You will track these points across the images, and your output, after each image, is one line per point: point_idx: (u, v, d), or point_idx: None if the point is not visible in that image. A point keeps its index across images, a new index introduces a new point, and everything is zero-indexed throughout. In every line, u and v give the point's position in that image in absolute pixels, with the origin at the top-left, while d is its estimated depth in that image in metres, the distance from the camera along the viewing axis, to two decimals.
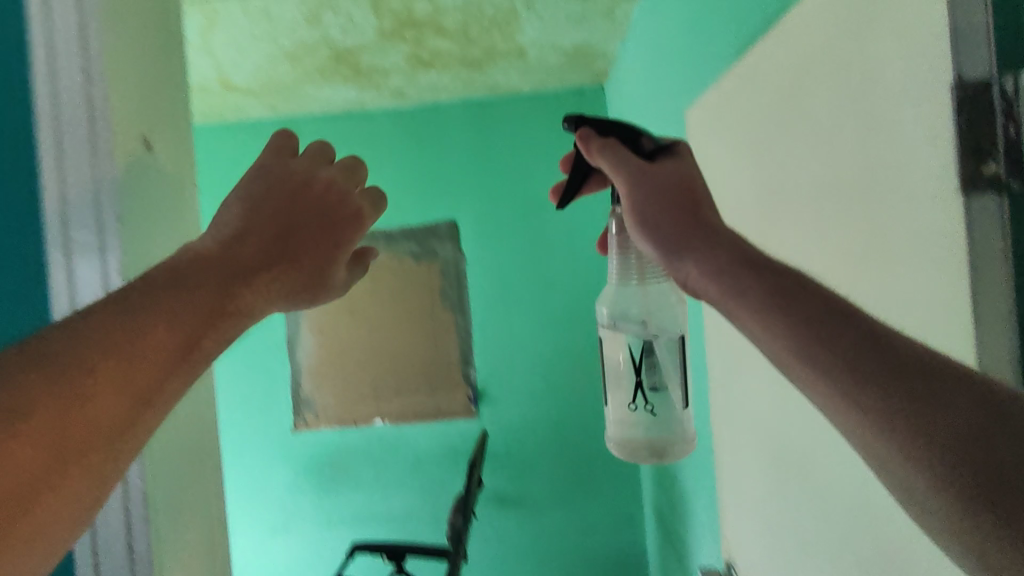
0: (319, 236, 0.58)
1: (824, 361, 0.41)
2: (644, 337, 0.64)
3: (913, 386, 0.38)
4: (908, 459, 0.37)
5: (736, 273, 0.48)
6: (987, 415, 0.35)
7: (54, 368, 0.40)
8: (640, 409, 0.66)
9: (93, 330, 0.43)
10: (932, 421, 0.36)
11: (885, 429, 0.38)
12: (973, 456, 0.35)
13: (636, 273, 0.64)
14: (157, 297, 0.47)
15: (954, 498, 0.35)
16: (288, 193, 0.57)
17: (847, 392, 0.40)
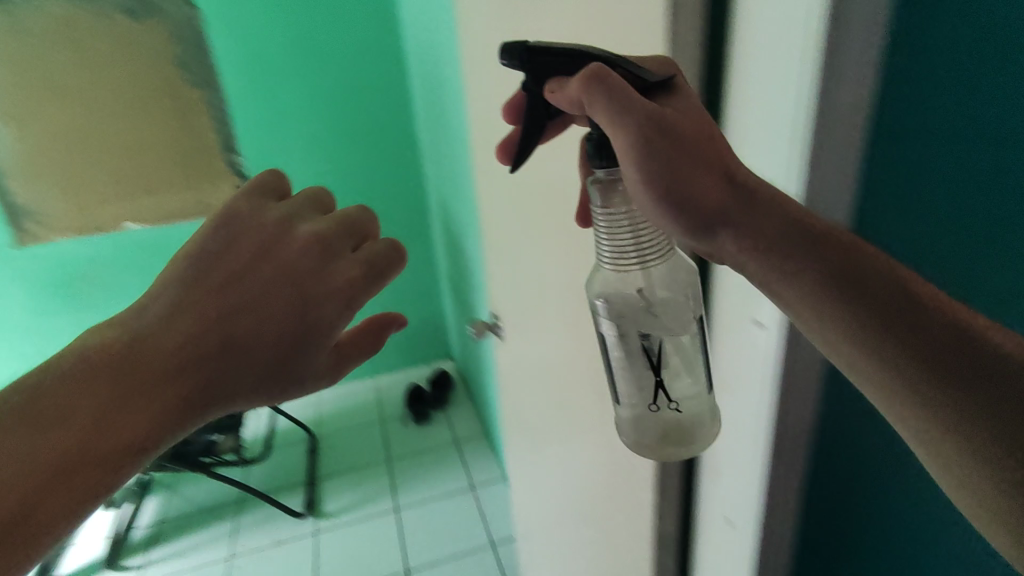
0: (296, 303, 0.37)
1: (797, 274, 0.37)
2: (651, 329, 0.41)
3: (882, 311, 0.34)
4: (869, 372, 0.35)
5: (692, 173, 0.38)
6: (946, 345, 0.33)
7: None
8: (664, 409, 0.44)
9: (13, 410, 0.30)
10: (895, 344, 0.34)
11: (854, 346, 0.35)
12: (932, 379, 0.33)
13: (634, 253, 0.39)
14: (81, 381, 0.32)
15: (912, 417, 0.33)
16: (253, 241, 0.38)
17: (816, 306, 0.36)
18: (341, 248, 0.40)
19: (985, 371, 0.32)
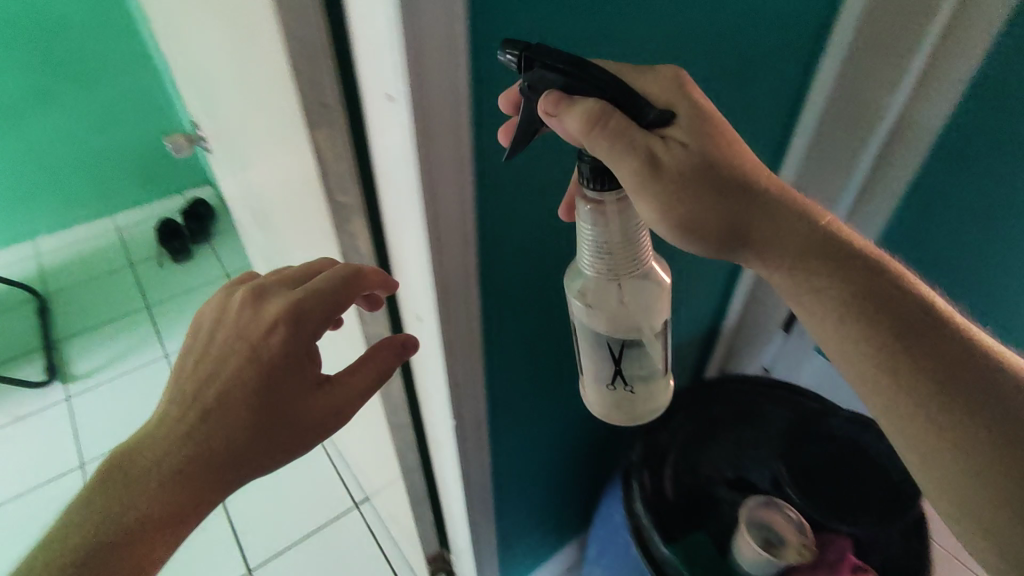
0: (290, 379, 0.40)
1: (834, 289, 0.34)
2: (615, 332, 0.38)
3: (921, 333, 0.33)
4: (915, 404, 0.32)
5: (729, 200, 0.34)
6: (985, 370, 0.32)
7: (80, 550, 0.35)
8: (619, 389, 0.42)
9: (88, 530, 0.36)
10: (941, 368, 0.32)
11: (900, 372, 0.32)
12: (977, 406, 0.31)
13: (623, 273, 0.36)
14: (113, 505, 0.37)
15: (968, 453, 0.31)
16: (237, 345, 0.40)
17: (857, 324, 0.33)
18: (321, 306, 0.39)
19: (1019, 402, 0.31)
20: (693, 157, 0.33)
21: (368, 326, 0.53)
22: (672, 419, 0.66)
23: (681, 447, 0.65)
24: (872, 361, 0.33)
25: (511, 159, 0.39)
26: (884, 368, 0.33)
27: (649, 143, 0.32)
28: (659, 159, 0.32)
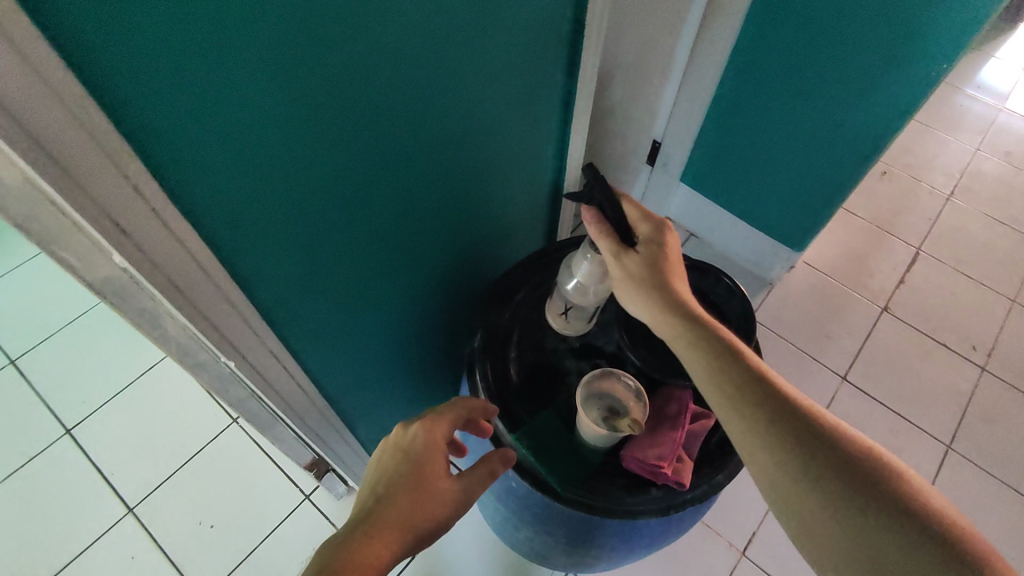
0: (406, 493, 0.44)
1: (715, 372, 0.45)
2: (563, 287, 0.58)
3: (780, 407, 0.43)
4: (780, 463, 0.42)
5: (670, 295, 0.48)
6: (827, 434, 0.42)
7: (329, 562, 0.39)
8: (560, 318, 0.61)
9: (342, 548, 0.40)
10: (795, 436, 0.42)
11: (765, 438, 0.42)
12: (821, 460, 0.41)
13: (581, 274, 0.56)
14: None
15: (813, 497, 0.41)
16: (376, 466, 0.48)
17: (736, 396, 0.44)
18: (448, 430, 0.49)
19: (852, 462, 0.41)
20: (651, 262, 0.50)
21: (89, 275, 0.39)
22: (514, 297, 0.63)
23: (523, 325, 0.62)
24: (746, 425, 0.43)
25: (122, 22, 0.26)
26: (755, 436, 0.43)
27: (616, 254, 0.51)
28: (625, 260, 0.50)
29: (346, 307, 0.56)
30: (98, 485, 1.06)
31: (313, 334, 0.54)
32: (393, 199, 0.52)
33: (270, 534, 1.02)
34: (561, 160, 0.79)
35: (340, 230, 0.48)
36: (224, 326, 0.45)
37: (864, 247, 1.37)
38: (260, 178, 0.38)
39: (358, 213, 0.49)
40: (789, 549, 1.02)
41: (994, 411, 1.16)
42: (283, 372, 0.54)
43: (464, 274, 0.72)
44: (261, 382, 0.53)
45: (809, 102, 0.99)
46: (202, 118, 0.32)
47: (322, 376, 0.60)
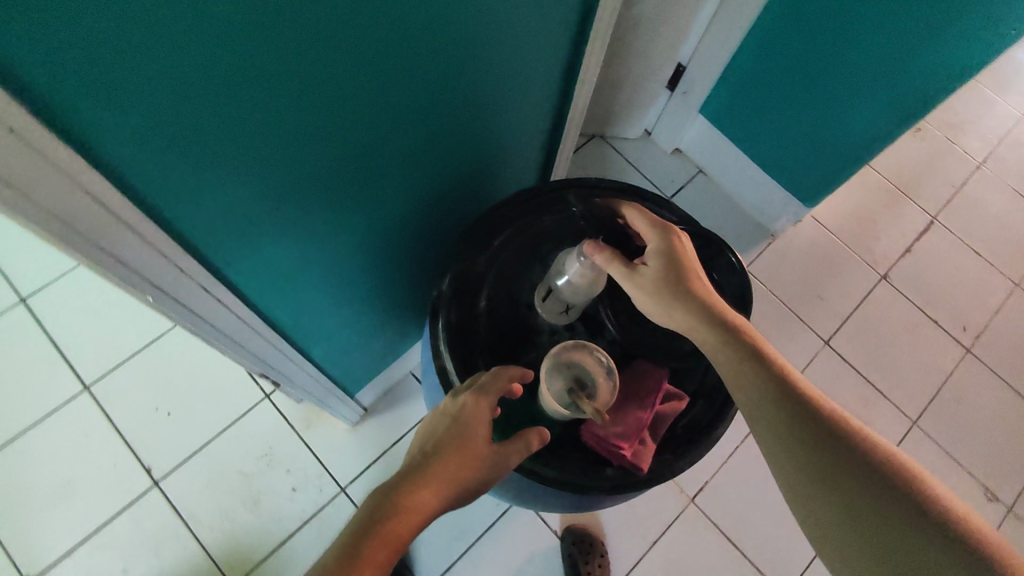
0: (451, 454, 0.43)
1: (736, 369, 0.44)
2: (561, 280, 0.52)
3: (803, 412, 0.41)
4: (803, 468, 0.40)
5: (685, 296, 0.46)
6: (857, 456, 0.39)
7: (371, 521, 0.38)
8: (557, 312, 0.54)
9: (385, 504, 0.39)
10: (819, 440, 0.40)
11: (790, 440, 0.41)
12: (848, 468, 0.39)
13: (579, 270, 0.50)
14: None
15: (836, 502, 0.39)
16: (419, 432, 0.46)
17: (757, 396, 0.42)
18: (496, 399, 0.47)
19: (880, 470, 0.39)
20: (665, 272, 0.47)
21: None
22: (495, 240, 0.56)
23: (499, 273, 0.56)
24: (767, 426, 0.42)
25: None
26: (777, 437, 0.41)
27: (626, 269, 0.48)
28: (639, 274, 0.48)
29: (290, 237, 0.49)
30: (54, 361, 1.02)
31: (248, 256, 0.47)
32: (352, 124, 0.44)
33: (228, 429, 1.01)
34: (566, 81, 0.69)
35: (281, 157, 0.41)
36: (136, 262, 0.38)
37: (879, 209, 1.29)
38: (179, 98, 0.31)
39: (307, 141, 0.42)
40: (737, 502, 1.04)
41: (967, 394, 1.16)
42: (225, 310, 0.49)
43: (435, 196, 0.65)
44: (197, 321, 0.48)
45: (855, 55, 0.89)
46: (96, 17, 0.25)
47: (265, 299, 0.55)
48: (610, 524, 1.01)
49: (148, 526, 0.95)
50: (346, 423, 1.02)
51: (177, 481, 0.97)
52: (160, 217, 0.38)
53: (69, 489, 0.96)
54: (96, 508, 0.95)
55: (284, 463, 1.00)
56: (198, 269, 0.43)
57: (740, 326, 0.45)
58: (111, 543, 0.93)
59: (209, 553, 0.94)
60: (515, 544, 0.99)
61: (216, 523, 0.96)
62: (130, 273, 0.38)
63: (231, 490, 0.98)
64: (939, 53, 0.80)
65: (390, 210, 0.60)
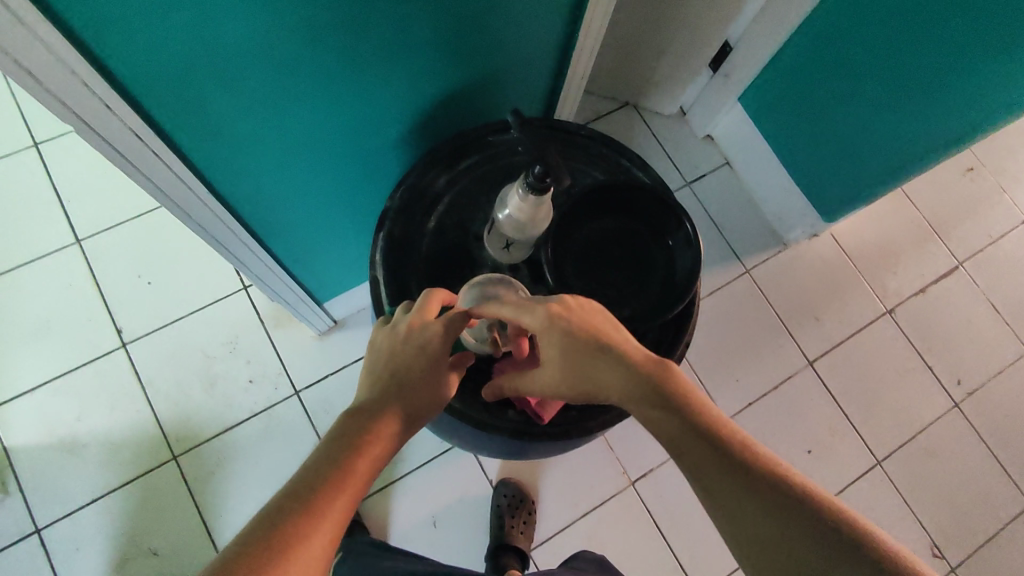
0: (414, 382, 0.46)
1: (688, 459, 0.38)
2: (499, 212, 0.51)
3: (771, 500, 0.35)
4: (789, 569, 0.34)
5: (597, 388, 0.43)
6: (795, 501, 0.35)
7: (343, 452, 0.41)
8: (494, 240, 0.53)
9: (350, 434, 0.42)
10: (794, 529, 0.34)
11: (765, 540, 0.35)
12: (842, 570, 0.33)
13: (513, 211, 0.48)
14: (265, 547, 0.34)
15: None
16: (377, 358, 0.48)
17: (716, 494, 0.37)
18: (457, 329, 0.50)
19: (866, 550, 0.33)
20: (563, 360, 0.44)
21: None
22: (461, 163, 0.56)
23: (455, 196, 0.57)
24: (736, 527, 0.36)
25: None
26: (751, 541, 0.35)
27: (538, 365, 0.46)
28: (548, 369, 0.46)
29: (251, 123, 0.52)
30: (53, 208, 1.05)
31: (186, 113, 0.47)
32: (324, 30, 0.47)
33: (201, 310, 1.03)
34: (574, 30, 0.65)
35: (246, 45, 0.44)
36: (60, 90, 0.39)
37: (904, 241, 1.22)
38: None
39: (275, 40, 0.45)
40: (677, 496, 1.03)
41: (941, 446, 1.12)
42: (169, 174, 0.52)
43: (418, 113, 0.65)
44: (144, 180, 0.51)
45: (901, 74, 0.85)
46: None
47: (209, 167, 0.55)
48: (544, 485, 1.01)
49: (108, 381, 0.99)
50: (313, 330, 1.03)
51: (143, 348, 1.01)
52: (88, 47, 0.38)
53: (43, 331, 1.00)
54: (64, 354, 0.99)
55: (246, 354, 1.02)
56: (136, 121, 0.45)
57: (688, 396, 0.40)
58: (71, 389, 0.98)
59: (157, 420, 0.98)
60: (449, 482, 1.00)
61: (171, 395, 0.99)
62: (56, 101, 0.40)
63: (191, 367, 1.01)
64: (998, 76, 0.76)
65: (365, 120, 0.61)
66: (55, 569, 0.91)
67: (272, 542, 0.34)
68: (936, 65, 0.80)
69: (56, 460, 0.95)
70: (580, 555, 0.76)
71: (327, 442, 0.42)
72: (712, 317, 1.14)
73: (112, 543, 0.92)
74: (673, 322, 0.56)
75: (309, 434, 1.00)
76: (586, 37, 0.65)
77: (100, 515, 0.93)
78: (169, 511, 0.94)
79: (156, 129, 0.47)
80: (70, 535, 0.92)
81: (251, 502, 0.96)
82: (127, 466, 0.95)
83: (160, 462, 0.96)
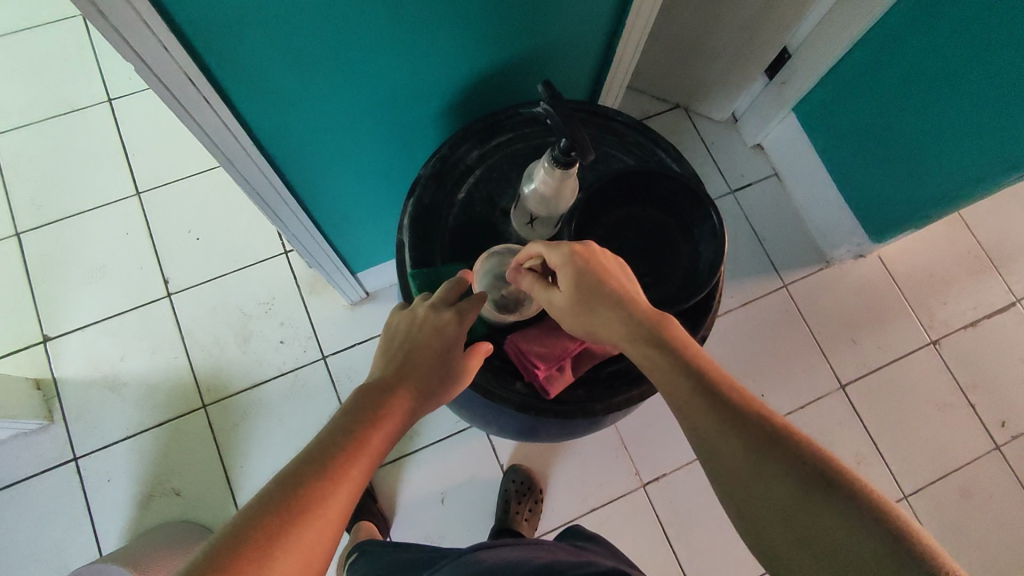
0: (432, 364, 0.47)
1: (678, 397, 0.39)
2: (525, 188, 0.54)
3: (752, 436, 0.36)
4: (764, 505, 0.35)
5: (593, 316, 0.44)
6: (777, 440, 0.35)
7: (359, 425, 0.42)
8: (522, 216, 0.57)
9: (368, 406, 0.43)
10: (772, 465, 0.35)
11: (743, 475, 0.35)
12: (822, 508, 0.33)
13: (540, 185, 0.52)
14: (285, 505, 0.36)
15: (803, 537, 0.33)
16: (392, 337, 0.49)
17: (701, 429, 0.37)
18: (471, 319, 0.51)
19: (845, 490, 0.33)
20: (572, 294, 0.45)
21: None
22: (493, 140, 0.60)
23: (486, 169, 0.60)
24: (717, 461, 0.36)
25: None
26: (730, 475, 0.36)
27: (547, 294, 0.47)
28: (554, 296, 0.47)
29: (304, 86, 0.55)
30: (119, 162, 1.12)
31: (244, 73, 0.50)
32: (380, 1, 0.48)
33: (242, 270, 1.08)
34: (619, 20, 0.65)
35: (306, 9, 0.46)
36: (137, 44, 0.42)
37: (958, 270, 1.17)
38: None
39: (331, 8, 0.47)
40: (687, 503, 1.02)
41: (977, 487, 1.06)
42: (225, 130, 0.55)
43: (461, 93, 0.67)
44: (200, 131, 0.53)
45: (962, 98, 0.82)
46: None
47: (261, 127, 0.58)
48: (554, 476, 1.02)
49: (152, 328, 1.04)
50: (345, 300, 1.06)
51: (187, 299, 1.06)
52: (162, 5, 0.41)
53: (99, 274, 1.06)
54: (115, 298, 1.05)
55: (280, 316, 1.06)
56: (199, 76, 0.47)
57: (685, 347, 0.41)
58: (117, 331, 1.03)
59: (192, 370, 1.03)
60: (460, 462, 1.01)
61: (207, 347, 1.04)
62: (134, 54, 0.43)
63: (228, 323, 1.05)
64: None
65: (411, 92, 0.63)
66: (86, 498, 0.96)
67: (289, 511, 0.35)
68: (1002, 90, 0.77)
69: (98, 396, 1.01)
70: (576, 531, 0.76)
71: (346, 414, 0.42)
72: (744, 328, 1.12)
73: (139, 480, 0.98)
74: (692, 311, 0.57)
75: (332, 399, 1.03)
76: (632, 29, 0.65)
77: (131, 453, 0.98)
78: (195, 457, 0.99)
79: (214, 83, 0.50)
80: (103, 467, 0.98)
81: (271, 457, 1.00)
82: (161, 410, 1.01)
83: (191, 410, 1.01)
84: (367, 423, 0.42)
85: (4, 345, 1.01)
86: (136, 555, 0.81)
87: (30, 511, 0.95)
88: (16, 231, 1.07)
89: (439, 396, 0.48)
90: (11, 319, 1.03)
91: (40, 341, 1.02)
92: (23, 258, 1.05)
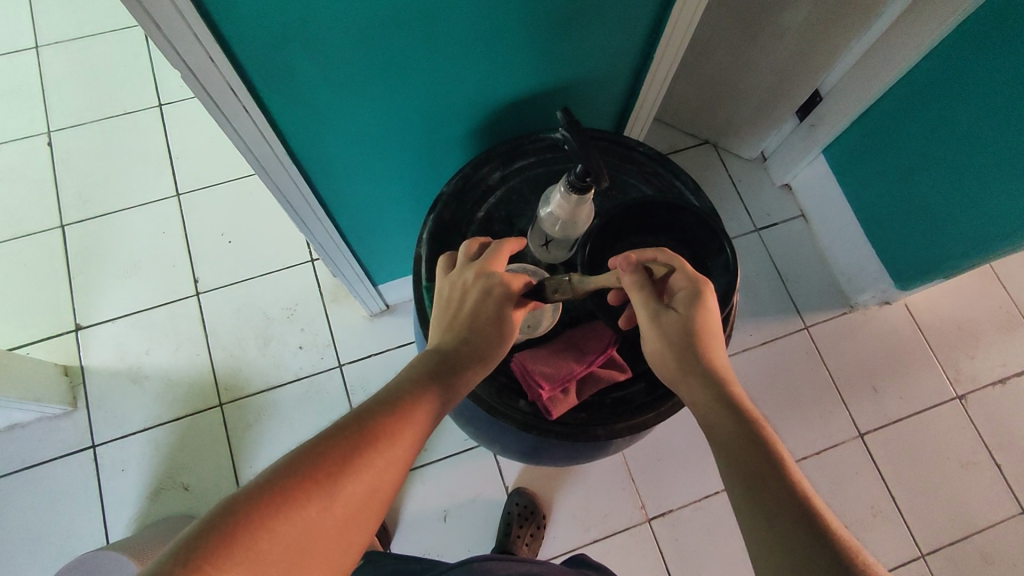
0: (485, 333, 0.48)
1: (735, 447, 0.41)
2: (543, 212, 0.55)
3: (797, 518, 0.37)
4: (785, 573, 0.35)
5: (698, 357, 0.46)
6: (819, 524, 0.36)
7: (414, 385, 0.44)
8: (538, 240, 0.58)
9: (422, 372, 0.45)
10: (808, 544, 0.35)
11: (775, 535, 0.37)
12: None
13: (557, 209, 0.53)
14: (347, 446, 0.38)
15: None
16: (449, 305, 0.50)
17: (748, 483, 0.39)
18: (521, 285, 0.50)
19: None
20: (688, 323, 0.47)
21: None
22: (516, 162, 0.62)
23: (507, 190, 0.62)
24: (753, 513, 0.38)
25: None
26: (756, 526, 0.38)
27: (654, 308, 0.47)
28: (662, 315, 0.47)
29: (338, 103, 0.57)
30: (163, 165, 1.17)
31: (283, 88, 0.53)
32: (416, 28, 0.51)
33: (268, 275, 1.11)
34: (644, 58, 0.67)
35: (345, 30, 0.49)
36: (189, 57, 0.45)
37: (989, 324, 1.13)
38: None
39: (365, 31, 0.49)
40: (692, 542, 0.99)
41: (1000, 553, 1.02)
42: (262, 141, 0.58)
43: (486, 118, 0.69)
44: (238, 139, 0.56)
45: (989, 144, 0.82)
46: None
47: (297, 140, 0.61)
48: (558, 501, 1.01)
49: (179, 324, 1.08)
50: (366, 310, 1.08)
51: (214, 299, 1.09)
52: (216, 24, 0.44)
53: (133, 270, 1.10)
54: (146, 293, 1.09)
55: (301, 322, 1.09)
56: (243, 89, 0.51)
57: (753, 414, 0.43)
58: (146, 325, 1.07)
59: (212, 368, 1.05)
60: (466, 479, 1.01)
61: (228, 346, 1.07)
62: (186, 67, 0.46)
63: (251, 325, 1.08)
64: None
65: (440, 115, 0.65)
66: (100, 485, 0.99)
67: (354, 447, 0.38)
68: None
69: (121, 386, 1.04)
70: (580, 560, 0.75)
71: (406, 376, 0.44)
72: (762, 367, 1.10)
73: (151, 471, 1.00)
74: None
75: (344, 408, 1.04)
76: (658, 67, 0.67)
77: (147, 444, 1.01)
78: (207, 453, 1.01)
79: (255, 95, 0.53)
80: (118, 457, 1.00)
81: None
82: (180, 405, 1.03)
83: (207, 407, 1.03)
84: (431, 377, 0.45)
85: (40, 332, 1.05)
86: (143, 545, 0.83)
87: (45, 494, 0.98)
88: (60, 223, 1.12)
89: (495, 356, 0.48)
90: (49, 307, 1.07)
91: (72, 329, 1.06)
92: (66, 249, 1.11)
